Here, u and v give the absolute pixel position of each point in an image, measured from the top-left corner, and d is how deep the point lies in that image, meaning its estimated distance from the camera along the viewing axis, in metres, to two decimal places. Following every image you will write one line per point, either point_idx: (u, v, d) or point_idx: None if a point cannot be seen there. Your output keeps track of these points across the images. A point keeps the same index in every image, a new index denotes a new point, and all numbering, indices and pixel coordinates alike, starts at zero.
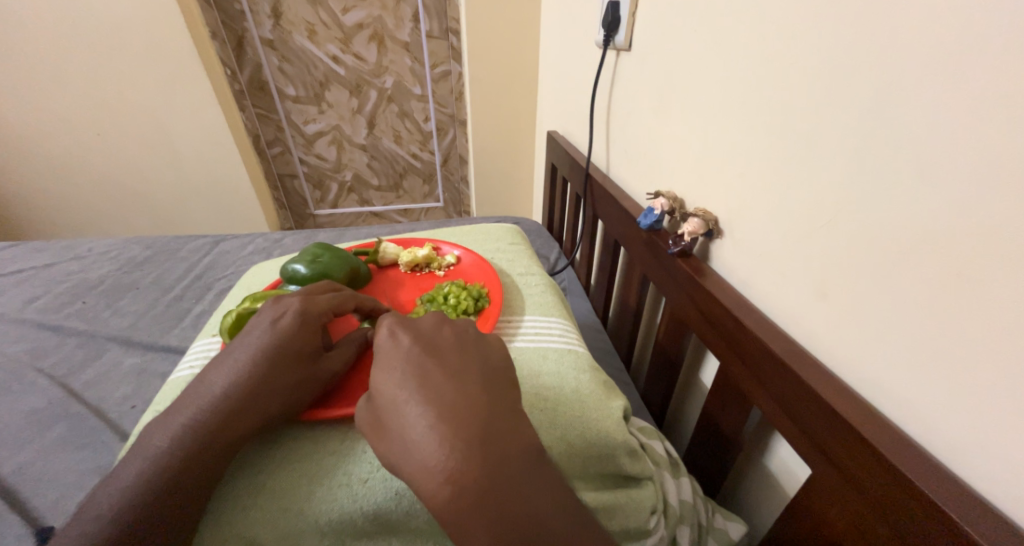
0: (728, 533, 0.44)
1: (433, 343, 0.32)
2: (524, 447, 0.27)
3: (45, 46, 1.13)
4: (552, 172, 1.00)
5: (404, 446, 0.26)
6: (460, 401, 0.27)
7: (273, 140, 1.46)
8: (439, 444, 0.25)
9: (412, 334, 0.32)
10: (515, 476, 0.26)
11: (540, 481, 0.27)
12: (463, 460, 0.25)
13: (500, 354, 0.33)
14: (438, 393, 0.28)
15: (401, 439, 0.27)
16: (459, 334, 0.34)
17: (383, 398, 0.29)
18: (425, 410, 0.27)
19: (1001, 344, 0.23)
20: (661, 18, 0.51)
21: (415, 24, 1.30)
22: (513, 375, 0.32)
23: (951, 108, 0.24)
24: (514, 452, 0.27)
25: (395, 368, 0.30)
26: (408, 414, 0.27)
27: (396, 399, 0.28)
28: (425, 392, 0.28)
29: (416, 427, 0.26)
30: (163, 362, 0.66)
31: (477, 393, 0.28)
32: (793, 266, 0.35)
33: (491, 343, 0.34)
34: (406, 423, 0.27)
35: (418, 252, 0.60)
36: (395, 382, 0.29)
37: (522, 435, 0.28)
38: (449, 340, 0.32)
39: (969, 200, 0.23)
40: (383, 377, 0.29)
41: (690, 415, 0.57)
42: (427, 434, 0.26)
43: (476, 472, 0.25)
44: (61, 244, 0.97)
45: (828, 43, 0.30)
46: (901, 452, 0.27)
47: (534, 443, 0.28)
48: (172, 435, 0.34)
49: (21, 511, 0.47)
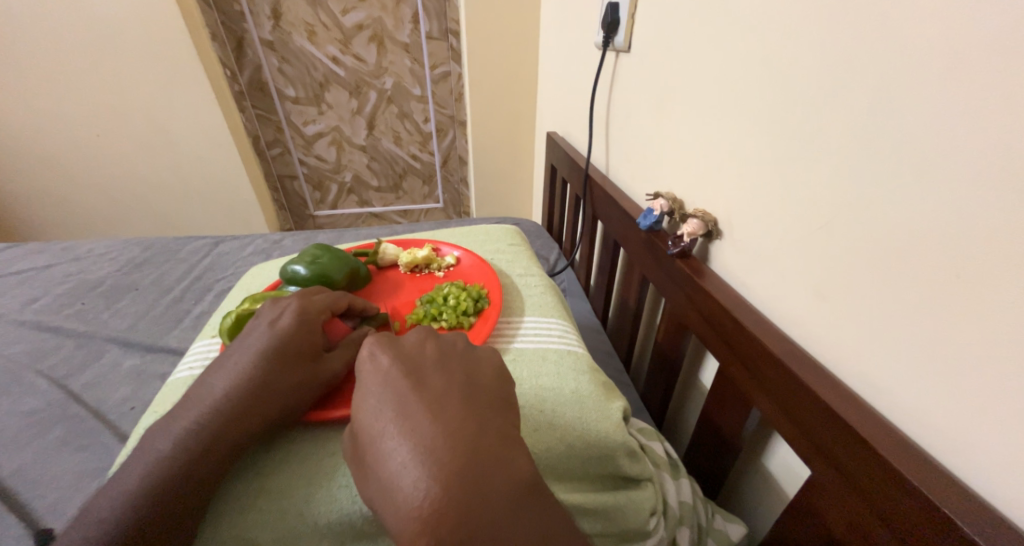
0: (727, 533, 0.44)
1: (414, 367, 0.31)
2: (502, 479, 0.26)
3: (46, 47, 1.13)
4: (552, 172, 1.00)
5: (385, 483, 0.27)
6: (435, 434, 0.27)
7: (273, 141, 1.47)
8: (414, 482, 0.25)
9: (394, 358, 0.32)
10: (491, 511, 0.25)
11: (520, 513, 0.26)
12: (436, 498, 0.25)
13: (485, 374, 0.32)
14: (414, 426, 0.27)
15: (382, 474, 0.27)
16: (443, 353, 0.33)
17: (365, 430, 0.29)
18: (401, 446, 0.27)
19: (1001, 344, 0.22)
20: (660, 18, 0.51)
21: (415, 25, 1.30)
22: (499, 396, 0.31)
23: (950, 109, 0.24)
24: (491, 486, 0.26)
25: (375, 398, 0.30)
26: (388, 449, 0.27)
27: (376, 432, 0.28)
28: (402, 425, 0.28)
29: (393, 464, 0.26)
30: (163, 363, 0.66)
31: (454, 421, 0.28)
32: (793, 267, 0.35)
33: (478, 362, 0.33)
34: (385, 459, 0.27)
35: (417, 253, 0.60)
36: (374, 411, 0.29)
37: (501, 464, 0.27)
38: (432, 363, 0.32)
39: (971, 200, 0.23)
40: (365, 409, 0.30)
41: (690, 416, 0.57)
42: (403, 472, 0.26)
43: (449, 511, 0.24)
44: (61, 246, 0.97)
45: (828, 43, 0.30)
46: (901, 453, 0.27)
47: (515, 473, 0.27)
48: (175, 438, 0.34)
49: (20, 513, 0.47)
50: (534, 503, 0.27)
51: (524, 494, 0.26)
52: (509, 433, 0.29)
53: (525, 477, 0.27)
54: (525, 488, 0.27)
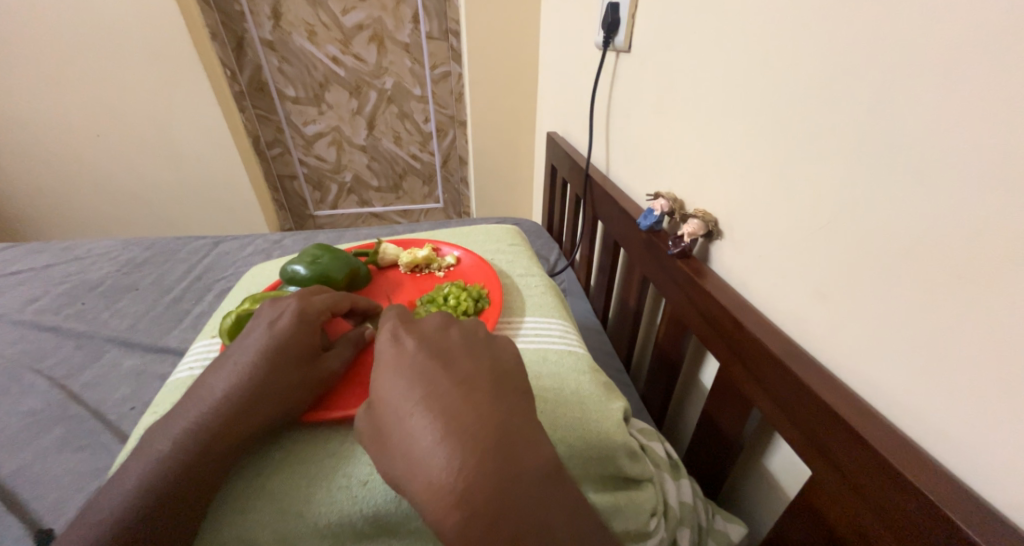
0: (727, 533, 0.44)
1: (439, 349, 0.31)
2: (533, 461, 0.27)
3: (46, 47, 1.13)
4: (552, 173, 1.00)
5: (411, 459, 0.26)
6: (467, 412, 0.27)
7: (273, 140, 1.47)
8: (445, 458, 0.25)
9: (419, 341, 0.32)
10: (522, 492, 0.26)
11: (548, 495, 0.26)
12: (470, 475, 0.25)
13: (508, 360, 0.32)
14: (445, 404, 0.27)
15: (407, 450, 0.27)
16: (465, 337, 0.33)
17: (389, 407, 0.29)
18: (431, 422, 0.26)
19: (1001, 345, 0.22)
20: (660, 19, 0.51)
21: (415, 25, 1.30)
22: (522, 382, 0.31)
23: (950, 110, 0.24)
24: (522, 467, 0.26)
25: (401, 376, 0.29)
26: (414, 426, 0.27)
27: (402, 409, 0.28)
28: (432, 402, 0.27)
29: (421, 440, 0.26)
30: (163, 363, 0.66)
31: (484, 402, 0.28)
32: (793, 267, 0.35)
33: (500, 348, 0.33)
34: (411, 435, 0.27)
35: (417, 253, 0.60)
36: (400, 389, 0.29)
37: (530, 447, 0.27)
38: (457, 346, 0.32)
39: (969, 201, 0.23)
40: (389, 387, 0.29)
41: (690, 416, 0.57)
42: (433, 448, 0.26)
43: (482, 490, 0.25)
44: (61, 245, 0.97)
45: (826, 45, 0.30)
46: (901, 453, 0.27)
47: (543, 456, 0.27)
48: (175, 438, 0.34)
49: (19, 513, 0.46)
50: (561, 486, 0.27)
51: (551, 478, 0.27)
52: (535, 418, 0.29)
53: (552, 460, 0.28)
54: (552, 471, 0.27)
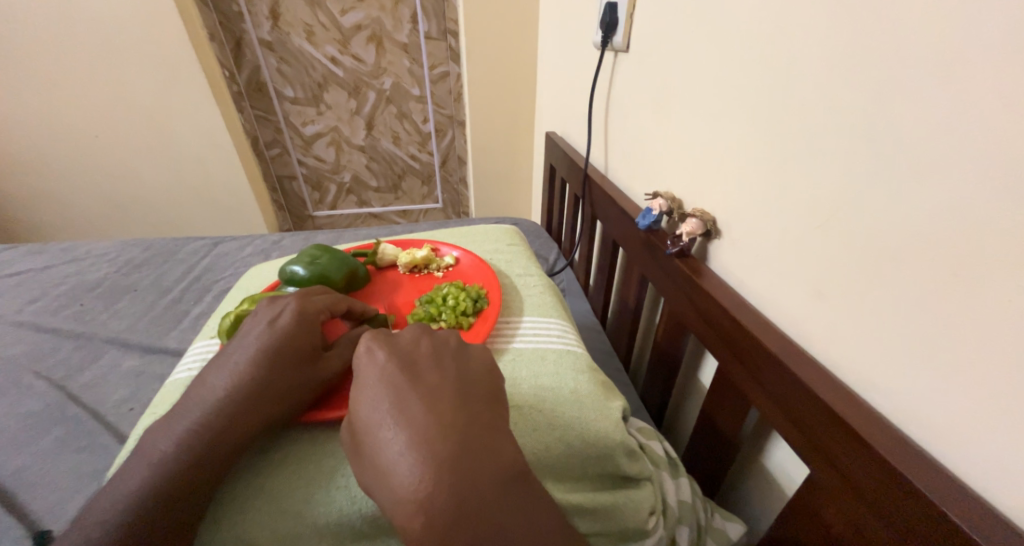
0: (726, 532, 0.44)
1: (409, 359, 0.31)
2: (494, 471, 0.27)
3: (44, 48, 1.13)
4: (551, 173, 1.00)
5: (379, 471, 0.27)
6: (430, 425, 0.27)
7: (272, 141, 1.46)
8: (409, 470, 0.25)
9: (390, 353, 0.32)
10: (483, 502, 0.26)
11: (510, 504, 0.26)
12: (432, 487, 0.25)
13: (478, 368, 0.32)
14: (409, 416, 0.27)
15: (376, 462, 0.27)
16: (438, 348, 0.33)
17: (359, 420, 0.29)
18: (397, 434, 0.27)
19: (999, 342, 0.23)
20: (658, 19, 0.51)
21: (414, 25, 1.30)
22: (492, 390, 0.31)
23: (947, 109, 0.24)
24: (483, 478, 0.26)
25: (370, 389, 0.30)
26: (381, 438, 0.27)
27: (370, 422, 0.28)
28: (397, 415, 0.28)
29: (388, 452, 0.26)
30: (162, 364, 0.66)
31: (449, 412, 0.28)
32: (791, 267, 0.36)
33: (470, 357, 0.33)
34: (379, 447, 0.27)
35: (416, 253, 0.60)
36: (370, 405, 0.29)
37: (493, 457, 0.27)
38: (427, 356, 0.32)
39: (967, 201, 0.23)
40: (359, 400, 0.29)
41: (689, 415, 0.57)
42: (398, 460, 0.26)
43: (442, 502, 0.25)
44: (60, 246, 0.96)
45: (825, 44, 0.30)
46: (898, 450, 0.27)
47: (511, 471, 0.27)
48: (176, 438, 0.34)
49: (19, 514, 0.47)
50: (523, 494, 0.27)
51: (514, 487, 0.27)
52: (502, 427, 0.29)
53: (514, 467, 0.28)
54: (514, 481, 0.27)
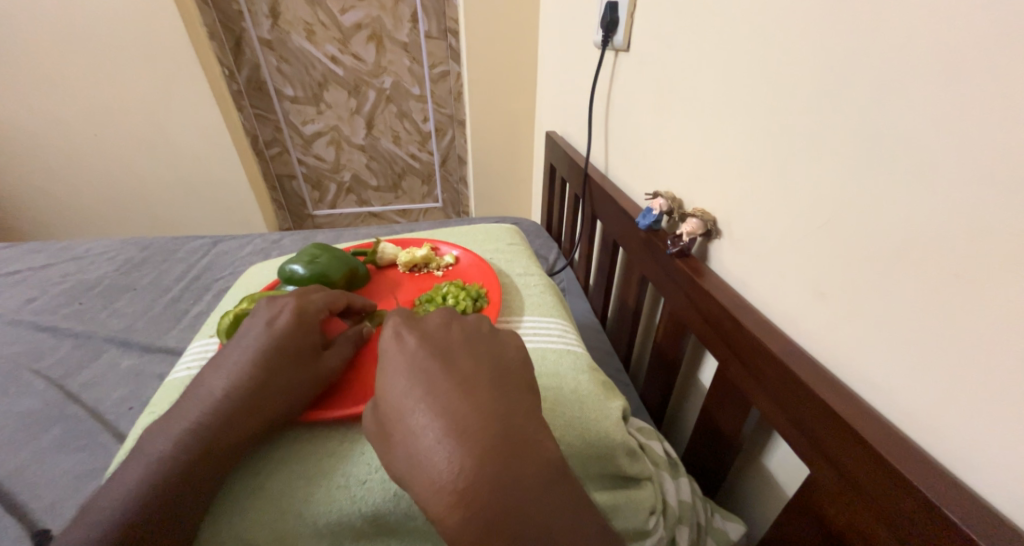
0: (726, 532, 0.44)
1: (440, 346, 0.31)
2: (537, 460, 0.26)
3: (43, 46, 1.12)
4: (551, 172, 1.00)
5: (414, 458, 0.26)
6: (469, 412, 0.27)
7: (272, 140, 1.46)
8: (447, 459, 0.25)
9: (420, 338, 0.32)
10: (526, 492, 0.25)
11: (554, 495, 0.26)
12: (472, 476, 0.25)
13: (511, 356, 0.32)
14: (446, 403, 0.27)
15: (411, 450, 0.27)
16: (468, 334, 0.33)
17: (392, 405, 0.29)
18: (434, 421, 0.27)
19: (998, 343, 0.23)
20: (659, 18, 0.51)
21: (414, 24, 1.30)
22: (525, 378, 0.31)
23: (949, 108, 0.24)
24: (525, 467, 0.26)
25: (403, 375, 0.29)
26: (416, 425, 0.27)
27: (405, 408, 0.28)
28: (434, 401, 0.27)
29: (424, 440, 0.26)
30: (162, 363, 0.66)
31: (486, 400, 0.28)
32: (792, 267, 0.35)
33: (504, 344, 0.33)
34: (414, 434, 0.27)
35: (416, 252, 0.60)
36: (401, 388, 0.29)
37: (534, 445, 0.27)
38: (458, 343, 0.32)
39: (968, 202, 0.23)
40: (392, 386, 0.29)
41: (689, 415, 0.57)
42: (435, 448, 0.26)
43: (484, 492, 0.24)
44: (59, 245, 0.96)
45: (826, 44, 0.30)
46: (898, 451, 0.27)
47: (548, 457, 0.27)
48: (174, 438, 0.34)
49: (18, 514, 0.46)
50: (565, 485, 0.27)
51: (557, 477, 0.27)
52: (539, 416, 0.29)
53: (557, 459, 0.28)
54: (556, 472, 0.27)
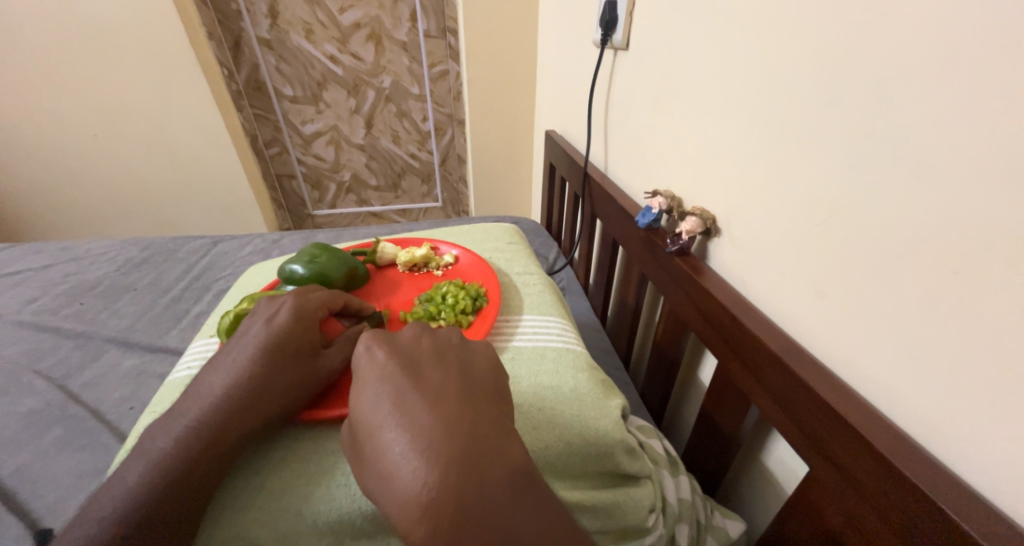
0: (726, 530, 0.44)
1: (408, 359, 0.31)
2: (502, 473, 0.26)
3: (43, 47, 1.13)
4: (551, 171, 1.00)
5: (384, 472, 0.26)
6: (432, 426, 0.27)
7: (271, 140, 1.46)
8: (417, 477, 0.25)
9: (389, 353, 0.31)
10: (492, 506, 0.25)
11: (520, 508, 0.26)
12: (436, 491, 0.25)
13: (479, 369, 0.32)
14: (410, 417, 0.27)
15: (383, 468, 0.27)
16: (438, 347, 0.33)
17: (361, 421, 0.29)
18: (398, 434, 0.27)
19: (998, 340, 0.23)
20: (658, 17, 0.51)
21: (413, 23, 1.30)
22: (494, 390, 0.31)
23: (950, 104, 0.23)
24: (489, 481, 0.26)
25: (371, 390, 0.29)
26: (383, 441, 0.27)
27: (372, 423, 0.28)
28: (399, 416, 0.27)
29: (391, 456, 0.26)
30: (162, 363, 0.66)
31: (452, 413, 0.27)
32: (791, 266, 0.36)
33: (471, 358, 0.33)
34: (381, 449, 0.27)
35: (416, 252, 0.60)
36: (371, 405, 0.29)
37: (505, 462, 0.27)
38: (428, 358, 0.32)
39: (968, 199, 0.23)
40: (360, 401, 0.29)
41: (689, 414, 0.57)
42: (405, 466, 0.26)
43: (449, 506, 0.24)
44: (59, 246, 0.96)
45: (824, 43, 0.30)
46: (899, 448, 0.27)
47: (520, 472, 0.27)
48: (175, 436, 0.34)
49: (20, 513, 0.47)
50: (534, 499, 0.27)
51: (525, 491, 0.27)
52: (509, 429, 0.29)
53: (527, 474, 0.27)
54: (524, 487, 0.27)
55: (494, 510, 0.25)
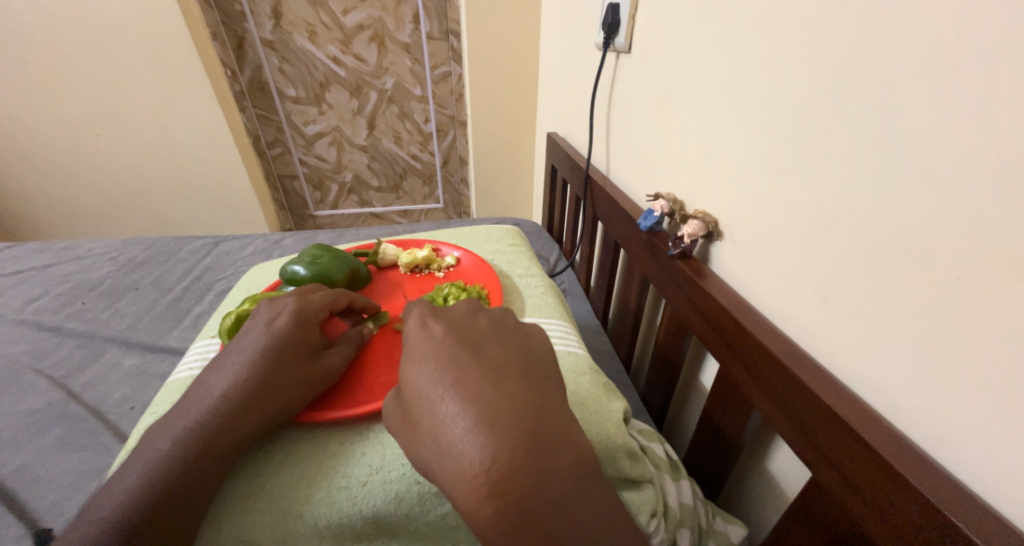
0: (728, 535, 0.43)
1: (469, 337, 0.31)
2: (568, 451, 0.26)
3: (46, 47, 1.13)
4: (552, 173, 1.00)
5: (441, 441, 0.26)
6: (499, 400, 0.27)
7: (273, 140, 1.46)
8: (478, 445, 0.25)
9: (447, 327, 0.32)
10: (556, 482, 0.25)
11: (583, 488, 0.26)
12: (504, 464, 0.25)
13: (538, 349, 0.32)
14: (475, 391, 0.27)
15: (439, 437, 0.26)
16: (494, 325, 0.33)
17: (421, 393, 0.28)
18: (459, 403, 0.27)
19: (999, 345, 0.22)
20: (660, 20, 0.51)
21: (416, 25, 1.30)
22: (552, 372, 0.31)
23: (951, 110, 0.24)
24: (556, 458, 0.26)
25: (431, 364, 0.29)
26: (445, 414, 0.27)
27: (433, 396, 0.28)
28: (463, 389, 0.27)
29: (454, 428, 0.26)
30: (163, 363, 0.66)
31: (516, 389, 0.27)
32: (792, 270, 0.36)
33: (529, 338, 0.33)
34: (442, 422, 0.26)
35: (418, 253, 0.60)
36: (430, 374, 0.29)
37: (567, 438, 0.27)
38: (485, 333, 0.32)
39: (971, 204, 0.23)
40: (420, 375, 0.29)
41: (690, 417, 0.57)
42: (464, 434, 0.26)
43: (516, 480, 0.24)
44: (62, 245, 0.97)
45: (826, 48, 0.30)
46: (900, 454, 0.27)
47: (581, 450, 0.27)
48: (174, 438, 0.34)
49: (20, 513, 0.47)
50: (594, 480, 0.27)
51: (587, 472, 0.27)
52: (569, 410, 0.29)
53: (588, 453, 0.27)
54: (587, 467, 0.27)
55: (556, 485, 0.25)
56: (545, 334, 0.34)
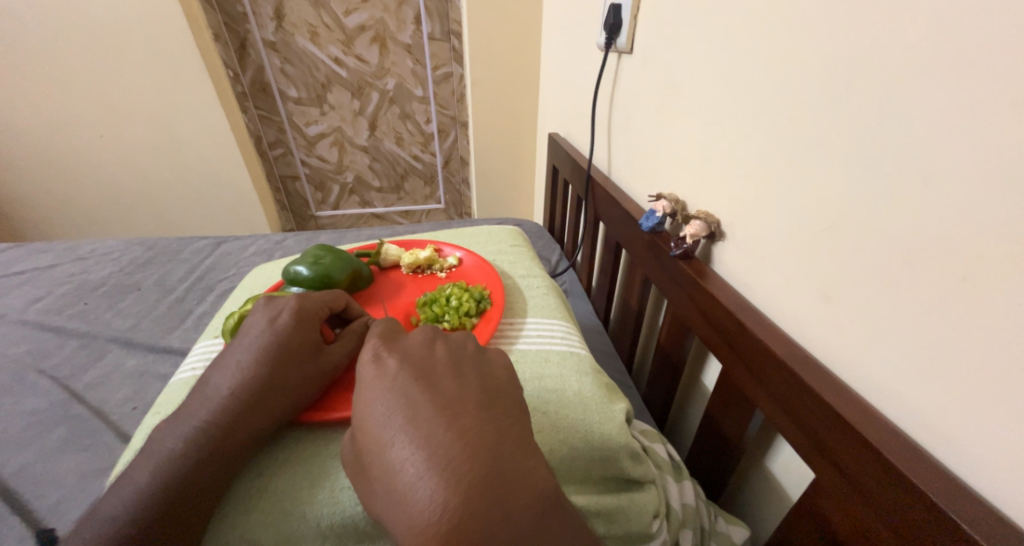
0: (730, 535, 0.43)
1: (423, 369, 0.30)
2: (525, 493, 0.25)
3: (49, 48, 1.13)
4: (553, 174, 1.00)
5: (394, 490, 0.26)
6: (453, 441, 0.26)
7: (275, 141, 1.47)
8: (430, 494, 0.24)
9: (402, 360, 0.31)
10: (515, 527, 0.24)
11: (546, 528, 0.26)
12: (457, 512, 0.24)
13: (499, 379, 0.31)
14: (427, 432, 0.26)
15: (392, 485, 0.26)
16: (454, 355, 0.32)
17: (372, 435, 0.28)
18: (411, 450, 0.26)
19: (1000, 343, 0.23)
20: (661, 22, 0.52)
21: (417, 26, 1.31)
22: (513, 400, 0.30)
23: (949, 111, 0.24)
24: (515, 502, 0.25)
25: (384, 402, 0.29)
26: (397, 458, 0.26)
27: (386, 439, 0.27)
28: (414, 431, 0.27)
29: (407, 474, 0.25)
30: (166, 363, 0.66)
31: (471, 429, 0.27)
32: (795, 271, 0.35)
33: (490, 366, 0.32)
34: (395, 468, 0.26)
35: (420, 253, 0.60)
36: (383, 416, 0.28)
37: (527, 473, 0.26)
38: (442, 365, 0.31)
39: (971, 202, 0.23)
40: (372, 415, 0.28)
41: (693, 419, 0.57)
42: (417, 482, 0.25)
43: (471, 527, 0.23)
44: (65, 245, 0.97)
45: (827, 52, 0.31)
46: (904, 454, 0.26)
47: (542, 486, 0.26)
48: (185, 436, 0.34)
49: (22, 513, 0.47)
50: (557, 517, 0.26)
51: (549, 509, 0.26)
52: (529, 442, 0.28)
53: (547, 489, 0.26)
54: (548, 502, 0.26)
55: (514, 529, 0.24)
56: (506, 358, 0.34)
